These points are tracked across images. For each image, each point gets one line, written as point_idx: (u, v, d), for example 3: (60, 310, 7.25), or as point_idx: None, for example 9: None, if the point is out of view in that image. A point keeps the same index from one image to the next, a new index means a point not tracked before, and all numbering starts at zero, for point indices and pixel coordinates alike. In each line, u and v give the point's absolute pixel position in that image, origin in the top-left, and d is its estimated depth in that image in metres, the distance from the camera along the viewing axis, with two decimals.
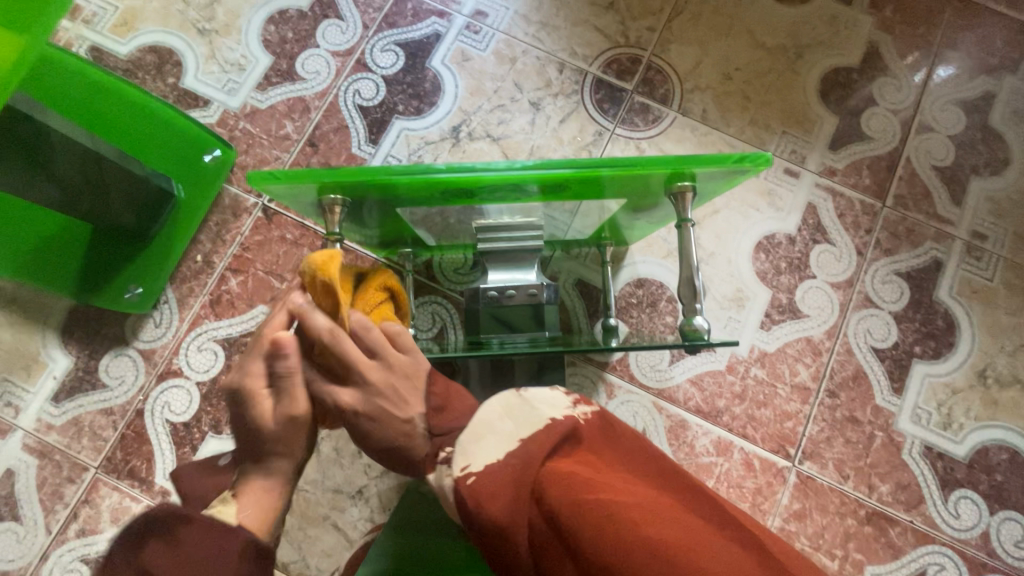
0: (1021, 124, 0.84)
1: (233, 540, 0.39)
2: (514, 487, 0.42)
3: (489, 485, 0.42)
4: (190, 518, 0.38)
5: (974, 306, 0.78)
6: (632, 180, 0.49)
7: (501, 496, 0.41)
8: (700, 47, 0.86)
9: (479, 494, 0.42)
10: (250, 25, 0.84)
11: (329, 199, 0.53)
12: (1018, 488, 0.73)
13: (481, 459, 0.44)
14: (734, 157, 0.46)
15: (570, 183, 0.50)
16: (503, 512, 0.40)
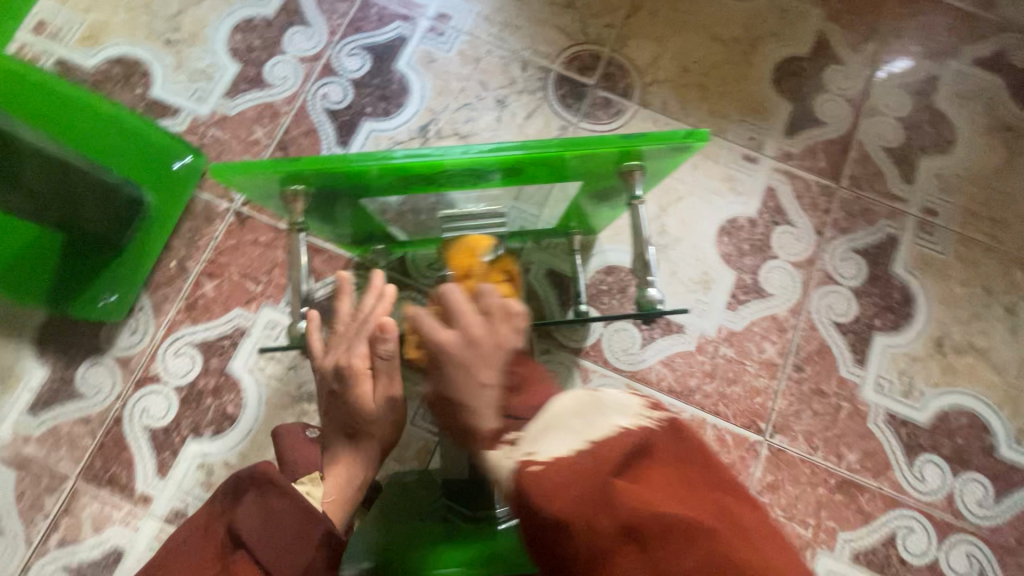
0: (964, 105, 0.88)
1: (313, 527, 0.51)
2: (590, 487, 0.40)
3: (560, 484, 0.40)
4: (281, 491, 0.50)
5: (929, 279, 0.81)
6: (585, 162, 0.52)
7: (573, 497, 0.40)
8: (657, 42, 0.89)
9: (547, 489, 0.40)
10: (217, 34, 0.86)
11: (293, 189, 0.55)
12: (979, 450, 0.76)
13: (551, 451, 0.42)
14: (676, 135, 0.48)
15: (524, 165, 0.52)
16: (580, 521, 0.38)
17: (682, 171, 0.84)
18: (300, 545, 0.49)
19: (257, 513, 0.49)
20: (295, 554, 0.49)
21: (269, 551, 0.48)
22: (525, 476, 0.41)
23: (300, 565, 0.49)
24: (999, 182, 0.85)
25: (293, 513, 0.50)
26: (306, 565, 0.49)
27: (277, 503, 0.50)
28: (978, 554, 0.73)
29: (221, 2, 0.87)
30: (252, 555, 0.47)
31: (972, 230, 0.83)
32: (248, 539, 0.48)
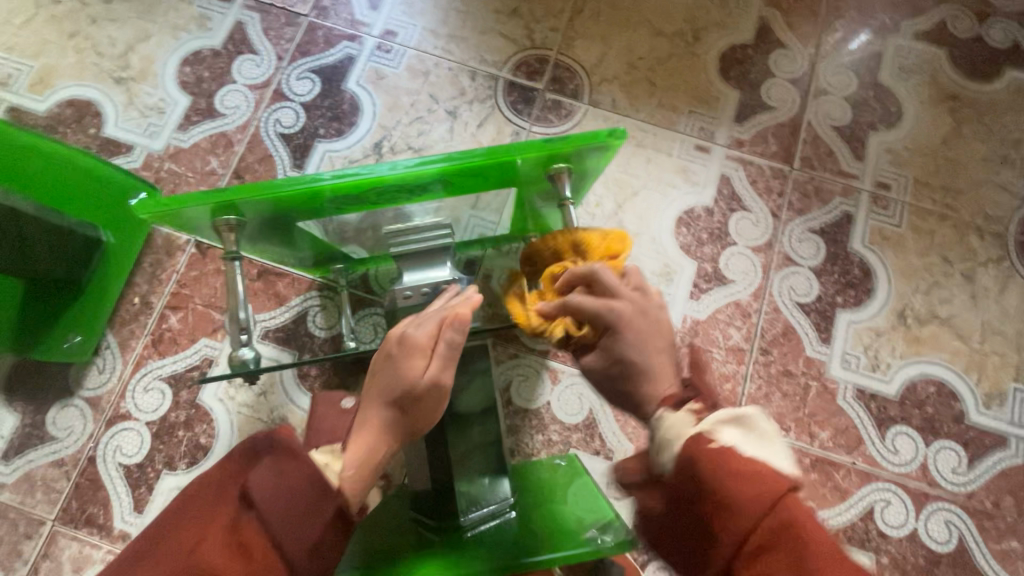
0: (908, 78, 0.90)
1: (328, 503, 0.47)
2: (767, 493, 0.39)
3: (750, 479, 0.39)
4: (301, 462, 0.47)
5: (886, 253, 0.82)
6: (511, 168, 0.54)
7: (755, 487, 0.39)
8: (603, 41, 0.90)
9: (728, 469, 0.40)
10: (166, 69, 0.86)
11: (226, 219, 0.57)
12: (948, 417, 0.76)
13: (726, 442, 0.42)
14: (592, 135, 0.50)
15: (453, 176, 0.53)
16: (742, 513, 0.38)
17: (636, 167, 0.85)
18: (314, 519, 0.46)
19: (271, 477, 0.45)
20: (309, 529, 0.45)
21: (281, 518, 0.44)
22: (697, 450, 0.42)
23: (309, 540, 0.45)
24: (948, 151, 0.87)
25: (308, 482, 0.46)
26: (316, 542, 0.45)
27: (291, 466, 0.47)
28: (956, 522, 0.73)
29: (168, 37, 0.88)
30: (263, 518, 0.44)
31: (925, 201, 0.85)
32: (261, 504, 0.44)
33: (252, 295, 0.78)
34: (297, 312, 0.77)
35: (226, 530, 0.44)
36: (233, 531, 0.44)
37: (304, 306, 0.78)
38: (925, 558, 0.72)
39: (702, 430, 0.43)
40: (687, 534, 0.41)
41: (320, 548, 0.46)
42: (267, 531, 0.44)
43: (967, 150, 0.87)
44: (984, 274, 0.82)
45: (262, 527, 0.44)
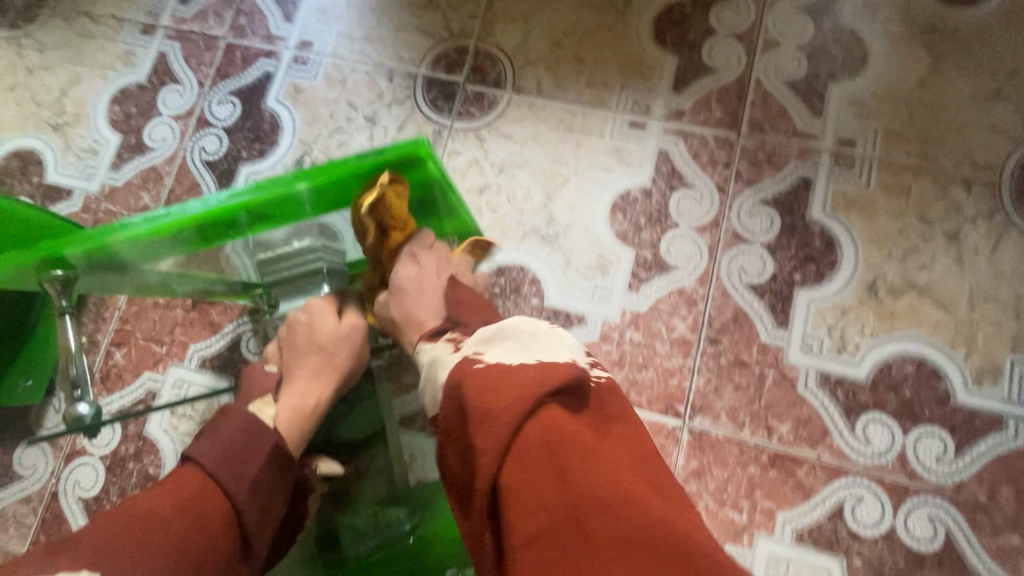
0: (874, 16, 0.79)
1: (264, 441, 0.50)
2: (521, 396, 0.41)
3: (512, 386, 0.42)
4: (234, 413, 0.51)
5: (853, 218, 0.73)
6: (333, 196, 0.55)
7: (503, 395, 0.42)
8: (525, 21, 0.84)
9: (494, 378, 0.43)
10: (98, 109, 0.88)
11: (50, 274, 0.55)
12: (930, 400, 0.68)
13: (492, 359, 0.46)
14: (397, 148, 0.54)
15: (283, 204, 0.54)
16: (505, 419, 0.40)
17: (566, 154, 0.79)
18: (251, 458, 0.48)
19: (206, 435, 0.49)
20: (245, 465, 0.48)
21: (218, 461, 0.47)
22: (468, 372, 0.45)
23: (248, 474, 0.47)
24: (925, 94, 0.76)
25: (242, 425, 0.50)
26: (256, 477, 0.48)
27: (224, 420, 0.50)
28: (943, 517, 0.65)
29: (97, 77, 0.89)
30: (200, 464, 0.47)
31: (897, 155, 0.74)
32: (198, 453, 0.47)
33: (189, 326, 0.79)
34: (232, 338, 0.78)
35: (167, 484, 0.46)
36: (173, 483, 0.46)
37: (237, 331, 0.78)
38: (906, 559, 0.64)
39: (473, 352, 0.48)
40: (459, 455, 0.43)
41: (260, 482, 0.48)
42: (206, 473, 0.46)
43: (949, 89, 0.76)
44: (972, 232, 0.71)
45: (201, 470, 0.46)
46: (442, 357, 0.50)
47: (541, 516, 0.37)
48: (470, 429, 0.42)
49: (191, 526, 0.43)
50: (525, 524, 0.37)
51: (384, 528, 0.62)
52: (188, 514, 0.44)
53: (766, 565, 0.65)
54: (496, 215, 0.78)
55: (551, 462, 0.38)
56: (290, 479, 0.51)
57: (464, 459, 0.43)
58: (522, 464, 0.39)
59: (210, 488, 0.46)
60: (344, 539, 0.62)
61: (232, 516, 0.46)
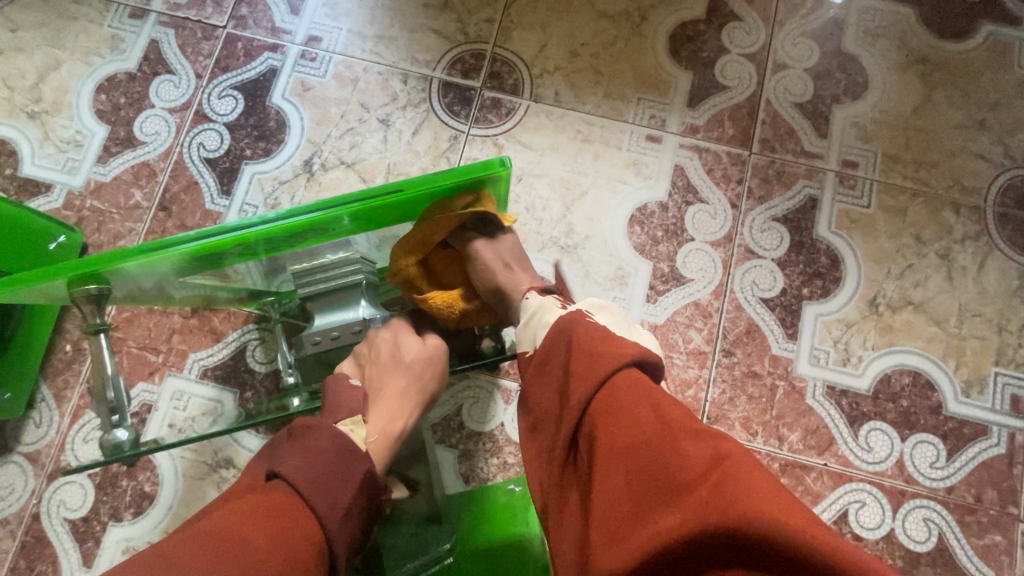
0: (874, 43, 0.83)
1: (356, 467, 0.47)
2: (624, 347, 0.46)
3: (615, 339, 0.47)
4: (324, 432, 0.47)
5: (855, 237, 0.77)
6: (377, 214, 0.52)
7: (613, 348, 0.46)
8: (543, 29, 0.84)
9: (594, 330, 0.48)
10: (81, 98, 0.81)
11: (82, 289, 0.54)
12: (925, 410, 0.72)
13: (599, 321, 0.50)
14: (466, 171, 0.51)
15: (331, 225, 0.52)
16: (606, 356, 0.45)
17: (584, 164, 0.80)
18: (346, 486, 0.46)
19: (298, 454, 0.45)
20: (339, 493, 0.45)
21: (313, 487, 0.44)
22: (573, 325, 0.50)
23: (341, 501, 0.45)
24: (919, 121, 0.81)
25: (334, 447, 0.46)
26: (349, 506, 0.45)
27: (313, 437, 0.46)
28: (937, 518, 0.69)
29: (80, 63, 0.82)
30: (292, 484, 0.43)
31: (895, 177, 0.79)
32: (291, 475, 0.44)
33: (188, 333, 0.75)
34: (237, 347, 0.74)
35: (258, 503, 0.42)
36: (266, 503, 0.42)
37: (242, 339, 0.74)
38: (905, 559, 0.68)
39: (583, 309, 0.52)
40: (549, 385, 0.47)
41: (352, 510, 0.46)
42: (296, 496, 0.43)
43: (941, 117, 0.81)
44: (961, 252, 0.77)
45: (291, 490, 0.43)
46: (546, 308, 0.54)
47: (636, 429, 0.40)
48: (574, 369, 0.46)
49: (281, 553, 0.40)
50: (615, 441, 0.40)
51: (426, 547, 0.62)
52: (278, 542, 0.40)
53: None
54: (516, 224, 0.77)
55: (643, 394, 0.42)
56: (373, 505, 0.48)
57: (557, 397, 0.46)
58: (619, 387, 0.43)
59: (302, 513, 0.43)
60: (388, 564, 0.61)
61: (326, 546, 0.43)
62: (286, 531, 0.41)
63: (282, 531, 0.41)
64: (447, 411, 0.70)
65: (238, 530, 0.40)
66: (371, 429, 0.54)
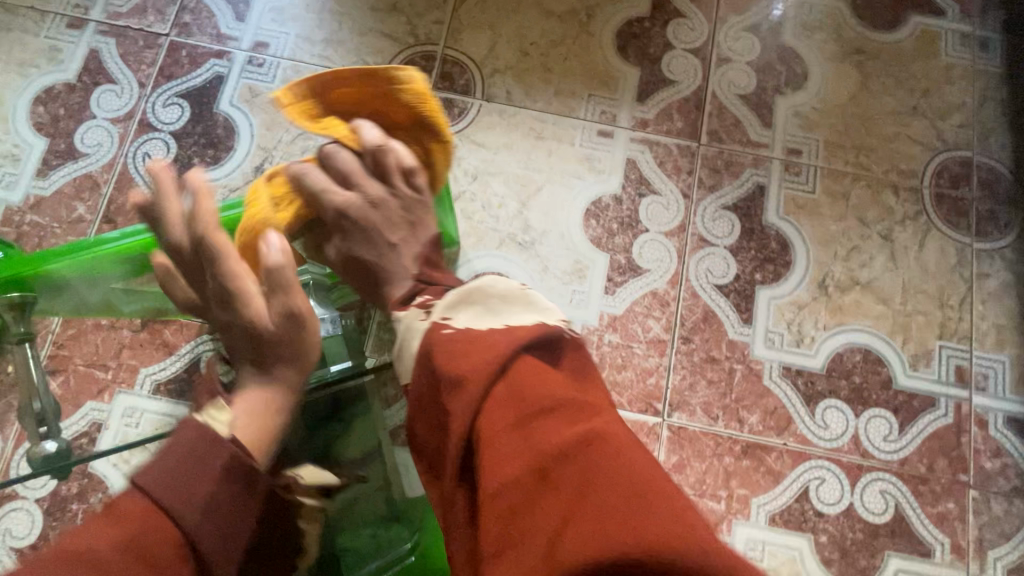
0: (811, 36, 0.86)
1: (221, 452, 0.39)
2: (487, 360, 0.42)
3: (475, 361, 0.43)
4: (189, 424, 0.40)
5: (802, 221, 0.80)
6: None
7: (473, 358, 0.43)
8: (491, 29, 0.85)
9: (454, 352, 0.44)
10: (17, 110, 0.79)
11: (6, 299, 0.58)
12: (876, 385, 0.75)
13: (459, 324, 0.47)
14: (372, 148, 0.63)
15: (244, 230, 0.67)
16: (468, 371, 0.42)
17: (538, 161, 0.80)
18: (205, 477, 0.37)
19: (151, 458, 0.37)
20: (196, 485, 0.37)
21: (162, 483, 0.36)
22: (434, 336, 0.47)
23: (199, 496, 0.36)
24: (857, 109, 0.84)
25: (195, 437, 0.39)
26: (213, 497, 0.37)
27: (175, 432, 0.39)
28: (893, 490, 0.72)
29: (15, 75, 0.80)
30: (136, 487, 0.36)
31: (837, 163, 0.82)
32: (137, 478, 0.36)
33: (139, 348, 0.72)
34: (190, 358, 0.70)
35: (98, 513, 0.35)
36: (105, 512, 0.35)
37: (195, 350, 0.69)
38: (864, 531, 0.70)
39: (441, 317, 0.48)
40: (431, 423, 0.45)
41: (219, 504, 0.37)
42: (159, 510, 0.35)
43: (877, 105, 0.84)
44: (902, 232, 0.80)
45: (155, 504, 0.35)
46: (412, 325, 0.49)
47: (505, 472, 0.38)
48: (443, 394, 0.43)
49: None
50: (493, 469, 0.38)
51: (388, 547, 0.63)
52: (109, 544, 0.33)
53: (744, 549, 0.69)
54: (473, 222, 0.78)
55: (515, 406, 0.40)
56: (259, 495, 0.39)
57: (436, 427, 0.44)
58: (487, 421, 0.40)
59: (167, 526, 0.35)
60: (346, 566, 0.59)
61: (184, 548, 0.35)
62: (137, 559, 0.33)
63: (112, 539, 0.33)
64: None
65: (71, 537, 0.34)
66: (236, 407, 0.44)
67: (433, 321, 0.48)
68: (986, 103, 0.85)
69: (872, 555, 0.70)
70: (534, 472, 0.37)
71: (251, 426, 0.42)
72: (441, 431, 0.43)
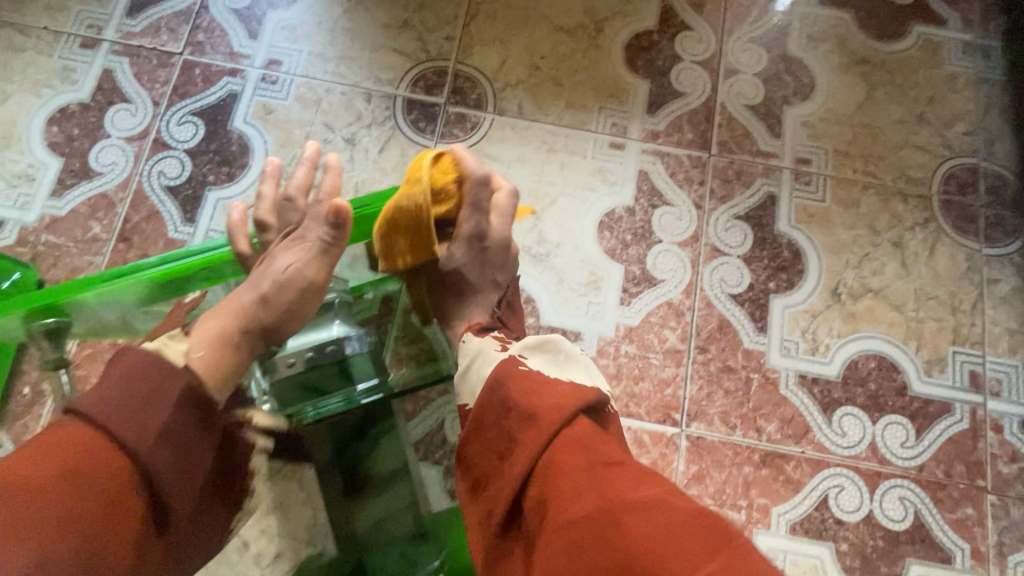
0: (817, 47, 0.88)
1: (174, 383, 0.39)
2: (560, 406, 0.43)
3: (547, 401, 0.43)
4: (138, 352, 0.39)
5: (814, 230, 0.80)
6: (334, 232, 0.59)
7: (544, 399, 0.44)
8: (502, 44, 0.86)
9: (526, 389, 0.45)
10: (32, 130, 0.79)
11: (38, 325, 0.54)
12: (892, 391, 0.75)
13: (533, 366, 0.48)
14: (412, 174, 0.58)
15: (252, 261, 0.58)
16: (542, 410, 0.43)
17: (551, 174, 0.81)
18: (158, 406, 0.38)
19: (101, 384, 0.38)
20: (151, 414, 0.37)
21: (113, 413, 0.36)
22: (504, 370, 0.48)
23: (154, 426, 0.37)
24: (864, 118, 0.85)
25: (148, 367, 0.39)
26: (167, 427, 0.37)
27: (123, 362, 0.39)
28: (912, 497, 0.72)
29: (29, 96, 0.80)
30: (88, 415, 0.36)
31: (846, 171, 0.83)
32: (89, 406, 0.36)
33: None
34: None
35: (49, 440, 0.35)
36: (58, 439, 0.36)
37: None
38: (884, 538, 0.71)
39: (514, 353, 0.50)
40: (488, 453, 0.45)
41: (173, 434, 0.38)
42: (108, 438, 0.36)
43: (883, 113, 0.86)
44: (912, 239, 0.81)
45: (101, 432, 0.36)
46: (485, 352, 0.51)
47: (572, 513, 0.38)
48: (508, 428, 0.44)
49: (73, 532, 0.34)
50: (556, 509, 0.38)
51: (414, 565, 0.63)
52: (62, 474, 0.34)
53: (766, 558, 0.69)
54: None
55: (585, 454, 0.40)
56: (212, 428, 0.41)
57: (494, 456, 0.44)
58: (558, 460, 0.40)
59: (115, 458, 0.36)
60: None
61: (140, 476, 0.36)
62: (84, 491, 0.34)
63: (65, 468, 0.34)
64: (429, 428, 0.68)
65: (22, 463, 0.35)
66: (196, 342, 0.45)
67: (510, 354, 0.50)
68: (990, 111, 0.86)
69: (893, 562, 0.70)
70: (604, 520, 0.37)
71: (207, 361, 0.43)
72: (499, 462, 0.43)
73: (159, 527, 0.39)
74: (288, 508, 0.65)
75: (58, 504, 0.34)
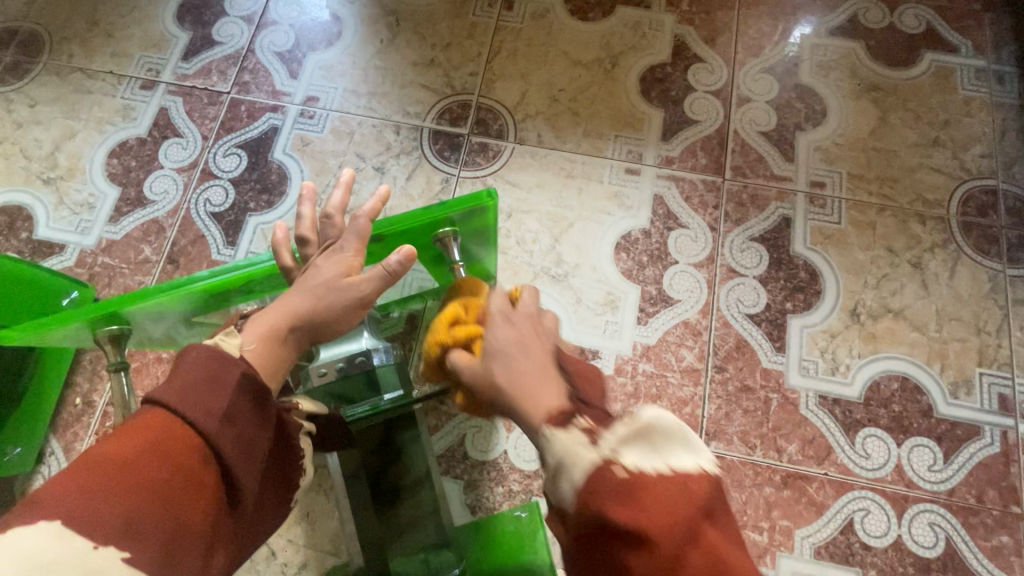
0: (828, 75, 0.90)
1: (232, 370, 0.42)
2: (681, 525, 0.33)
3: (662, 516, 0.33)
4: (198, 347, 0.42)
5: (830, 251, 0.81)
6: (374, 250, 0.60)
7: (661, 514, 0.33)
8: (523, 78, 0.91)
9: (629, 498, 0.34)
10: (94, 163, 0.87)
11: (103, 330, 0.59)
12: (917, 413, 0.74)
13: (630, 469, 0.35)
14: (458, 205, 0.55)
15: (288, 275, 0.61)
16: (662, 535, 0.33)
17: (569, 199, 0.84)
18: (220, 391, 0.40)
19: (169, 377, 0.40)
20: (213, 398, 0.40)
21: (182, 398, 0.39)
22: (595, 476, 0.35)
23: (218, 407, 0.40)
24: (878, 142, 0.87)
25: (208, 357, 0.42)
26: (229, 408, 0.40)
27: (187, 358, 0.41)
28: (942, 522, 0.70)
29: (93, 132, 0.88)
30: (159, 401, 0.39)
31: (861, 194, 0.84)
32: (160, 395, 0.39)
33: None
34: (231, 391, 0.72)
35: (126, 427, 0.38)
36: (134, 425, 0.38)
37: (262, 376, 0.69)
38: (914, 565, 0.69)
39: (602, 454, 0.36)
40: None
41: (234, 416, 0.41)
42: (180, 418, 0.38)
43: (897, 137, 0.87)
44: (932, 260, 0.81)
45: (172, 415, 0.38)
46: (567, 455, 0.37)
47: None
48: (616, 552, 0.33)
49: (158, 504, 0.36)
50: None
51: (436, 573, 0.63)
52: (140, 453, 0.36)
53: None
54: (508, 257, 0.81)
55: None
56: (268, 410, 0.44)
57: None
58: None
59: (187, 435, 0.38)
60: None
61: (207, 454, 0.39)
62: (165, 464, 0.37)
63: (143, 447, 0.37)
64: (451, 442, 0.71)
65: (103, 451, 0.37)
66: (248, 335, 0.48)
67: (597, 456, 0.36)
68: (1007, 133, 0.87)
69: None
70: None
71: (258, 355, 0.47)
72: None
73: (230, 504, 0.41)
74: (315, 518, 0.68)
75: (139, 478, 0.36)
